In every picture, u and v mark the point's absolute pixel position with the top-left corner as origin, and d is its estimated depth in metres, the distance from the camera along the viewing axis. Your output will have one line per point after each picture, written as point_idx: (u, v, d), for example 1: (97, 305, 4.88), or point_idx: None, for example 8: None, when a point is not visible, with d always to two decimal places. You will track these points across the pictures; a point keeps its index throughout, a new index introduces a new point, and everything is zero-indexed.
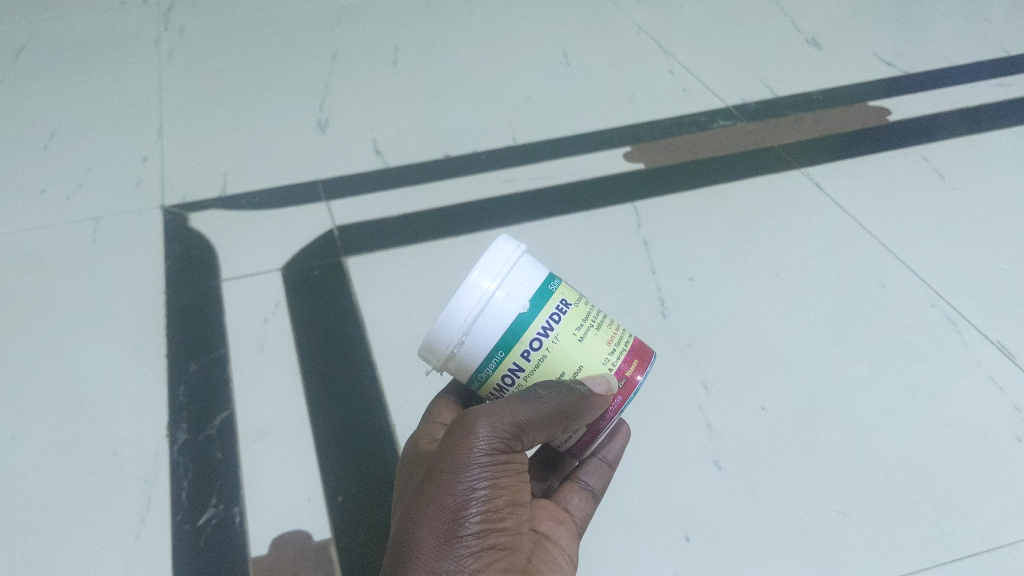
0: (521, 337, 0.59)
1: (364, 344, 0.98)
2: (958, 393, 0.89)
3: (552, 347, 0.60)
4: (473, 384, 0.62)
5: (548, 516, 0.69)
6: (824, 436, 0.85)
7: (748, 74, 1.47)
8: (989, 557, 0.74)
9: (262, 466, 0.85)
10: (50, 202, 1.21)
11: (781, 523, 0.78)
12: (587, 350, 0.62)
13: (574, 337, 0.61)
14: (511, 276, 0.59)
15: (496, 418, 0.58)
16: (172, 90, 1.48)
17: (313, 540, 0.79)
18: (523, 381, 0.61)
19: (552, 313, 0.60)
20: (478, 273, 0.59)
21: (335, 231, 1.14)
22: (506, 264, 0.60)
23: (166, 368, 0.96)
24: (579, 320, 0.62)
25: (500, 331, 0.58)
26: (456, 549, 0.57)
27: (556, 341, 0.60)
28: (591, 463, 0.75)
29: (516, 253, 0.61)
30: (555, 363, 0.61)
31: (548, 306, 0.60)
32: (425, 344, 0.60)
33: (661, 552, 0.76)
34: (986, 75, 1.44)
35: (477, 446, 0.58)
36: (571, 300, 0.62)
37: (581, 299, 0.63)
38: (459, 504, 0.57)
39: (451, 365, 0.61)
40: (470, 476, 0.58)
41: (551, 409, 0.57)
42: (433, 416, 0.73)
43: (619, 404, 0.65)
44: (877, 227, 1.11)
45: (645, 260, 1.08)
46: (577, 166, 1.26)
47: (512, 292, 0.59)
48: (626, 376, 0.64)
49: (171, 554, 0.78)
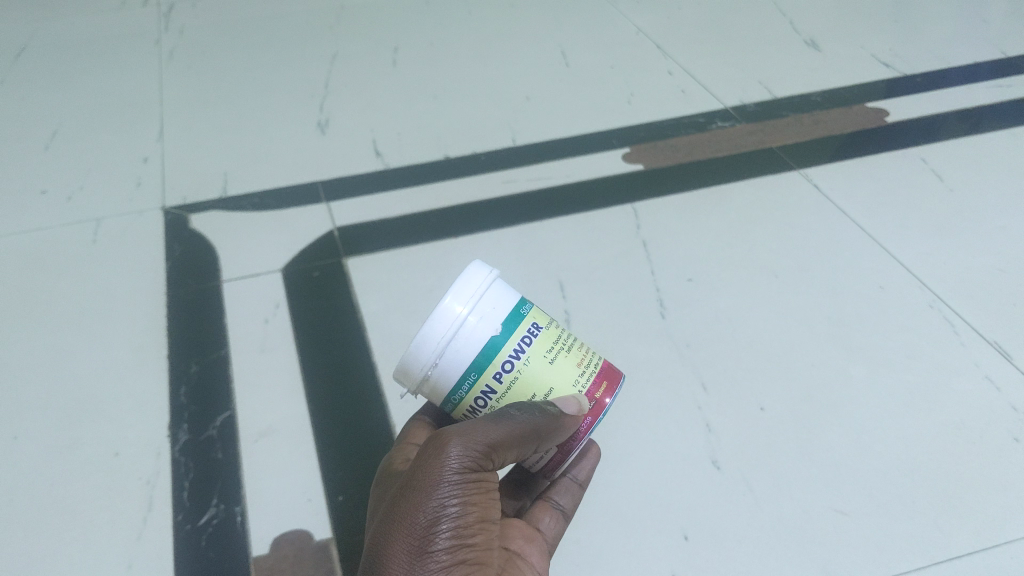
0: (494, 360, 0.60)
1: (365, 344, 0.98)
2: (955, 393, 0.89)
3: (524, 369, 0.61)
4: (447, 405, 0.62)
5: (519, 533, 0.68)
6: (823, 436, 0.86)
7: (746, 75, 1.48)
8: (985, 556, 0.75)
9: (263, 466, 0.86)
10: (51, 202, 1.22)
11: (779, 522, 0.78)
12: (557, 373, 0.63)
13: (544, 360, 0.62)
14: (483, 301, 0.60)
15: (468, 437, 0.58)
16: (174, 91, 1.49)
17: (315, 539, 0.79)
18: (495, 404, 0.62)
19: (524, 336, 0.61)
20: (451, 298, 0.60)
21: (336, 232, 1.15)
22: (479, 289, 0.61)
23: (168, 368, 0.96)
24: (550, 343, 0.63)
25: (472, 353, 0.59)
26: (427, 564, 0.56)
27: (528, 364, 0.61)
28: (562, 482, 0.75)
29: (488, 279, 0.62)
30: (526, 386, 0.61)
31: (520, 331, 0.61)
32: (400, 368, 0.60)
33: (659, 552, 0.76)
34: (984, 76, 1.44)
35: (448, 464, 0.57)
36: (541, 324, 0.63)
37: (550, 323, 0.64)
38: (430, 521, 0.57)
39: (425, 388, 0.61)
40: (442, 493, 0.57)
41: (522, 428, 0.58)
42: (407, 436, 0.72)
43: (589, 425, 0.65)
44: (875, 228, 1.12)
45: (644, 261, 1.08)
46: (576, 166, 1.26)
47: (485, 316, 0.60)
48: (595, 398, 0.65)
49: (172, 554, 0.78)
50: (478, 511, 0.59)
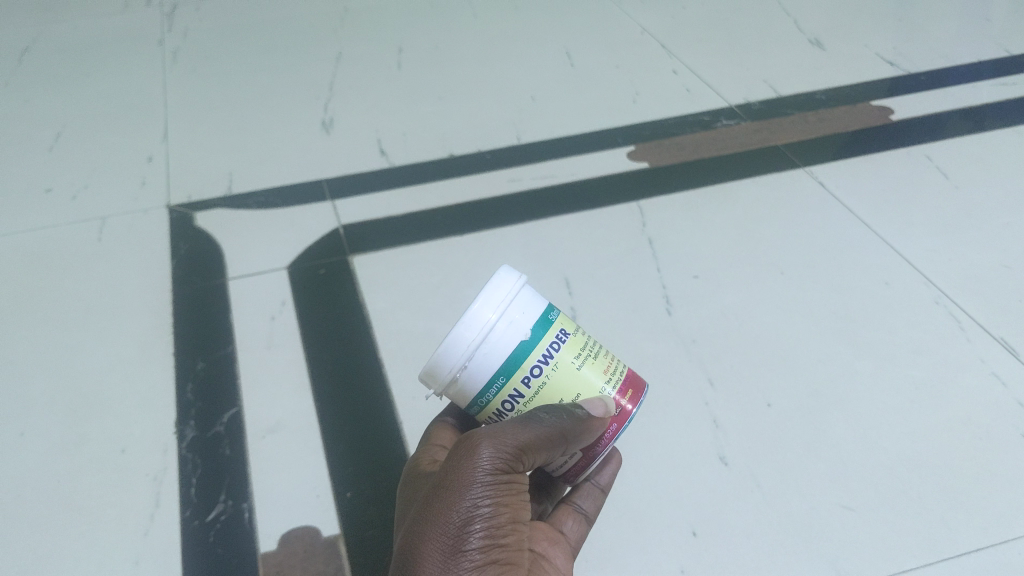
0: (522, 364, 0.59)
1: (372, 342, 0.98)
2: (962, 389, 0.89)
3: (552, 374, 0.61)
4: (473, 408, 0.62)
5: (544, 536, 0.67)
6: (830, 433, 0.85)
7: (750, 74, 1.48)
8: (994, 551, 0.74)
9: (270, 462, 0.86)
10: (56, 202, 1.21)
11: (787, 518, 0.78)
12: (585, 378, 0.62)
13: (572, 365, 0.62)
14: (513, 306, 0.59)
15: (499, 439, 0.57)
16: (178, 90, 1.48)
17: (323, 535, 0.79)
18: (522, 407, 0.61)
19: (553, 340, 0.61)
20: (481, 303, 0.59)
21: (342, 230, 1.15)
22: (508, 291, 0.59)
23: (175, 365, 0.96)
24: (577, 350, 0.62)
25: (501, 357, 0.59)
26: (461, 564, 0.56)
27: (556, 368, 0.61)
28: (584, 488, 0.73)
29: (517, 283, 0.60)
30: (554, 391, 0.61)
31: (549, 335, 0.60)
32: (427, 369, 0.59)
33: (670, 548, 0.76)
34: (987, 74, 1.44)
35: (481, 465, 0.57)
36: (570, 330, 0.62)
37: (578, 330, 0.64)
38: (463, 520, 0.57)
39: (452, 390, 0.60)
40: (474, 493, 0.57)
41: (551, 431, 0.57)
42: (431, 438, 0.71)
43: (613, 432, 0.64)
44: (880, 225, 1.12)
45: (650, 259, 1.08)
46: (581, 165, 1.26)
47: (513, 321, 0.59)
48: (620, 405, 0.64)
49: (180, 549, 0.78)
50: (509, 512, 0.59)
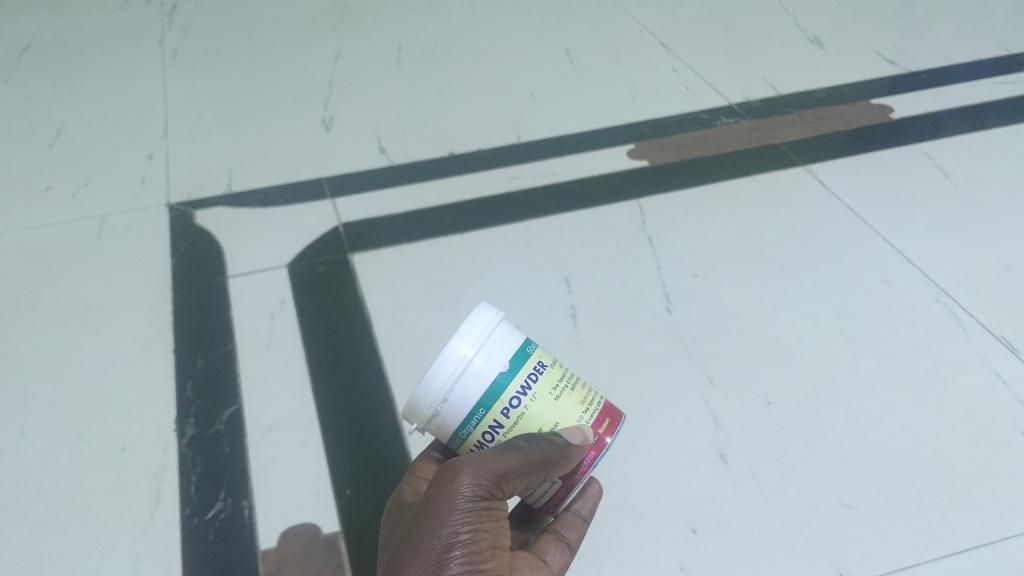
0: (501, 396, 0.60)
1: (371, 340, 0.98)
2: (962, 387, 0.89)
3: (533, 403, 0.61)
4: (454, 443, 0.62)
5: (526, 565, 0.65)
6: (829, 431, 0.85)
7: (750, 72, 1.48)
8: (994, 549, 0.74)
9: (269, 460, 0.86)
10: (56, 200, 1.21)
11: (787, 515, 0.78)
12: (563, 407, 0.63)
13: (550, 397, 0.62)
14: (490, 340, 0.60)
15: (479, 466, 0.57)
16: (178, 88, 1.48)
17: (322, 533, 0.79)
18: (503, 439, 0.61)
19: (530, 372, 0.61)
20: (458, 339, 0.59)
21: (341, 228, 1.15)
22: (484, 327, 0.60)
23: (175, 363, 0.96)
24: (555, 382, 0.63)
25: (481, 390, 0.59)
26: None
27: (535, 398, 0.61)
28: (567, 518, 0.72)
29: (493, 320, 0.61)
30: (533, 422, 0.61)
31: (527, 370, 0.61)
32: (407, 407, 0.60)
33: (669, 545, 0.76)
34: (987, 73, 1.44)
35: (461, 492, 0.57)
36: (548, 363, 0.63)
37: (556, 363, 0.64)
38: (444, 547, 0.56)
39: (433, 426, 0.61)
40: (455, 519, 0.57)
41: (530, 458, 0.58)
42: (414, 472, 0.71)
43: (592, 460, 0.64)
44: (879, 223, 1.12)
45: (650, 257, 1.08)
46: (581, 162, 1.26)
47: (491, 355, 0.59)
48: (598, 435, 0.64)
49: (180, 547, 0.78)
50: (490, 537, 0.58)
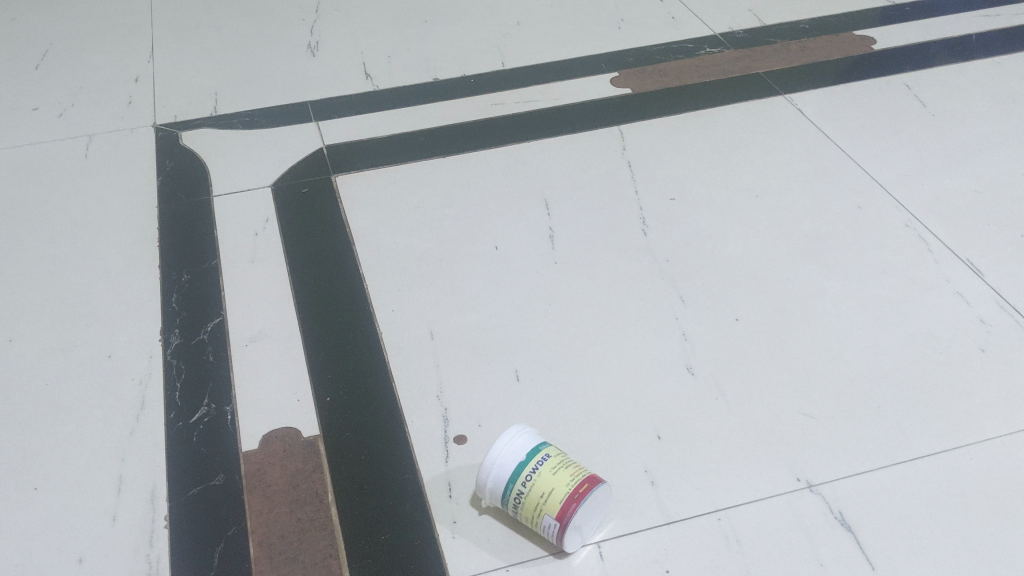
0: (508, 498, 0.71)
1: (353, 258, 1.00)
2: (926, 306, 0.92)
3: (524, 502, 0.70)
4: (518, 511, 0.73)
5: None
6: (794, 346, 0.88)
7: (737, 4, 1.49)
8: (946, 457, 0.78)
9: (251, 368, 0.88)
10: (43, 119, 1.23)
11: (748, 424, 0.81)
12: (551, 494, 0.69)
13: (537, 496, 0.70)
14: (496, 464, 0.71)
15: None
16: (166, 12, 1.49)
17: (303, 435, 0.82)
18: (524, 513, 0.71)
19: (526, 476, 0.70)
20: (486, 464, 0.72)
21: (325, 150, 1.16)
22: (501, 447, 0.72)
23: (160, 277, 0.98)
24: (540, 488, 0.70)
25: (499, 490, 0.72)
26: None
27: (527, 494, 0.70)
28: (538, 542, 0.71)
29: (501, 451, 0.72)
30: (529, 505, 0.70)
31: (510, 488, 0.71)
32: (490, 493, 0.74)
33: (634, 449, 0.79)
34: (974, 5, 1.45)
35: None
36: (535, 475, 0.70)
37: (543, 477, 0.70)
38: None
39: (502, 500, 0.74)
40: None
41: None
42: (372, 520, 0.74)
43: None
44: (855, 151, 1.14)
45: (629, 181, 1.10)
46: (564, 89, 1.27)
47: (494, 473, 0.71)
48: (563, 518, 0.69)
49: (165, 449, 0.81)
50: None
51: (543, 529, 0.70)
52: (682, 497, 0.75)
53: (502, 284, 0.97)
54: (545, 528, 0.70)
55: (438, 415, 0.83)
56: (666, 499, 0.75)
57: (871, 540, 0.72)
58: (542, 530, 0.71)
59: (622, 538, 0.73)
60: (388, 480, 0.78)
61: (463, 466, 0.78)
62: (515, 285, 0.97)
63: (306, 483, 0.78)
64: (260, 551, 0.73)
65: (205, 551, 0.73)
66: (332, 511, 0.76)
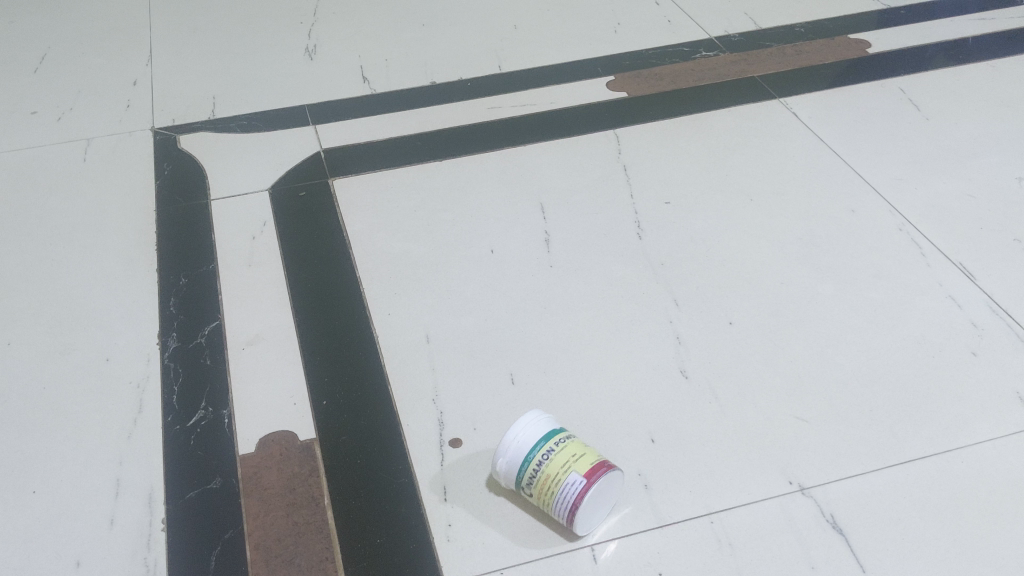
0: (532, 457, 0.72)
1: (350, 262, 1.01)
2: (919, 310, 0.92)
3: (551, 459, 0.71)
4: (524, 486, 0.73)
5: None
6: (788, 350, 0.89)
7: (733, 8, 1.49)
8: (937, 461, 0.78)
9: (248, 371, 0.89)
10: (42, 123, 1.23)
11: (742, 427, 0.82)
12: (583, 455, 0.72)
13: (566, 456, 0.71)
14: (527, 428, 0.73)
15: None
16: (164, 15, 1.49)
17: (300, 438, 0.82)
18: (542, 476, 0.71)
19: (559, 438, 0.73)
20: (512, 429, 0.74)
21: (323, 154, 1.17)
22: (534, 414, 0.74)
23: (158, 281, 0.99)
24: (572, 451, 0.72)
25: (523, 451, 0.72)
26: None
27: (557, 452, 0.72)
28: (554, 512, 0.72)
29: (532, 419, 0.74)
30: (556, 463, 0.71)
31: (540, 446, 0.72)
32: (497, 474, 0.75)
33: (628, 452, 0.80)
34: (970, 9, 1.45)
35: None
36: (568, 440, 0.73)
37: (576, 443, 0.73)
38: None
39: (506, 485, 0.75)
40: None
41: None
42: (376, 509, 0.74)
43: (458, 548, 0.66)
44: (850, 154, 1.14)
45: (624, 184, 1.11)
46: (560, 93, 1.28)
47: (524, 434, 0.73)
48: (588, 479, 0.70)
49: (162, 452, 0.82)
50: None
51: (561, 491, 0.71)
52: (676, 500, 0.76)
53: (499, 288, 0.97)
54: (567, 486, 0.70)
55: (434, 418, 0.83)
56: (660, 502, 0.76)
57: (863, 543, 0.73)
58: (559, 494, 0.71)
59: (616, 540, 0.73)
60: (384, 482, 0.78)
61: (458, 470, 0.79)
62: (512, 288, 0.97)
63: (302, 486, 0.79)
64: (257, 554, 0.74)
65: (202, 554, 0.74)
66: (328, 514, 0.76)
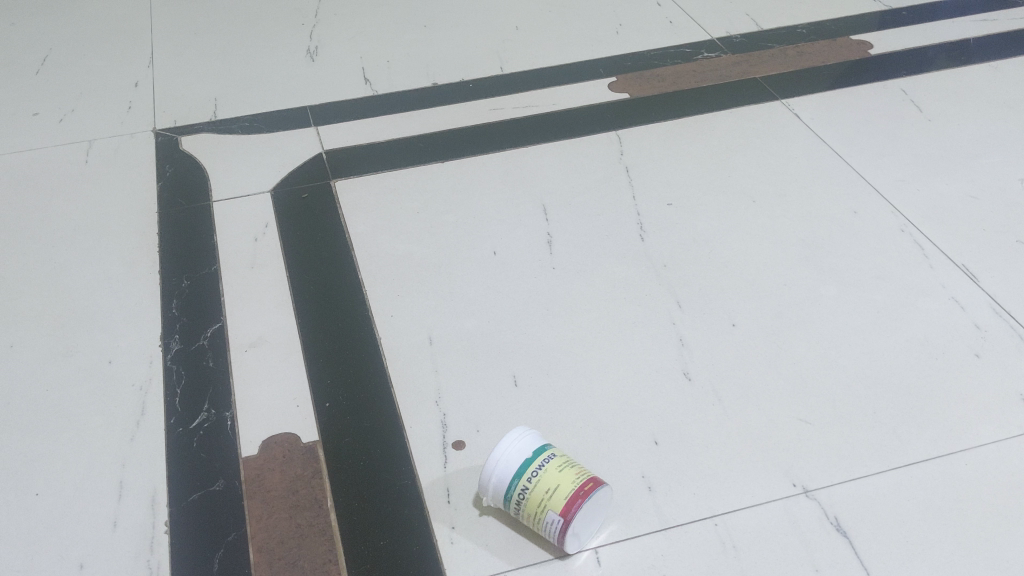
0: (511, 496, 0.72)
1: (352, 264, 1.01)
2: (922, 312, 0.92)
3: (528, 498, 0.71)
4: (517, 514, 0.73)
5: None
6: (791, 352, 0.89)
7: (734, 9, 1.49)
8: (941, 463, 0.78)
9: (251, 374, 0.89)
10: (44, 125, 1.23)
11: (745, 429, 0.82)
12: (558, 488, 0.70)
13: (542, 492, 0.71)
14: (501, 461, 0.72)
15: None
16: (166, 17, 1.49)
17: (303, 441, 0.82)
18: (526, 512, 0.72)
19: (533, 471, 0.71)
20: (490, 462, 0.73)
21: (324, 155, 1.17)
22: (506, 445, 0.73)
23: (161, 283, 0.99)
24: (546, 484, 0.71)
25: (502, 488, 0.72)
26: None
27: (531, 490, 0.71)
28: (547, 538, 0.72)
29: (506, 449, 0.73)
30: (533, 501, 0.71)
31: (514, 484, 0.71)
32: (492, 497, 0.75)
33: (631, 455, 0.80)
34: (972, 10, 1.45)
35: None
36: (541, 473, 0.71)
37: (550, 474, 0.71)
38: None
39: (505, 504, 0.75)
40: None
41: None
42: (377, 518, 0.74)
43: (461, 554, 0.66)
44: (852, 156, 1.14)
45: (626, 186, 1.11)
46: (562, 94, 1.28)
47: (500, 469, 0.72)
48: (565, 515, 0.69)
49: (165, 455, 0.81)
50: None
51: (545, 527, 0.71)
52: (679, 502, 0.76)
53: (500, 289, 0.97)
54: (548, 524, 0.70)
55: (436, 420, 0.83)
56: (663, 505, 0.76)
57: (866, 545, 0.72)
58: (544, 528, 0.71)
59: (619, 543, 0.73)
60: (387, 485, 0.78)
61: (461, 472, 0.79)
62: (514, 290, 0.97)
63: (306, 488, 0.78)
64: (260, 557, 0.74)
65: (205, 556, 0.73)
66: (331, 516, 0.76)
